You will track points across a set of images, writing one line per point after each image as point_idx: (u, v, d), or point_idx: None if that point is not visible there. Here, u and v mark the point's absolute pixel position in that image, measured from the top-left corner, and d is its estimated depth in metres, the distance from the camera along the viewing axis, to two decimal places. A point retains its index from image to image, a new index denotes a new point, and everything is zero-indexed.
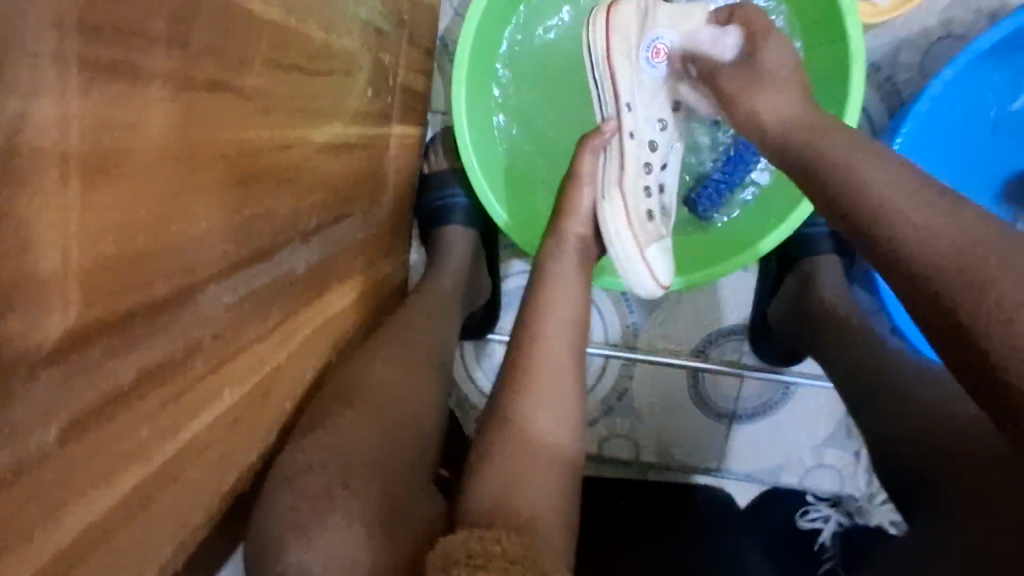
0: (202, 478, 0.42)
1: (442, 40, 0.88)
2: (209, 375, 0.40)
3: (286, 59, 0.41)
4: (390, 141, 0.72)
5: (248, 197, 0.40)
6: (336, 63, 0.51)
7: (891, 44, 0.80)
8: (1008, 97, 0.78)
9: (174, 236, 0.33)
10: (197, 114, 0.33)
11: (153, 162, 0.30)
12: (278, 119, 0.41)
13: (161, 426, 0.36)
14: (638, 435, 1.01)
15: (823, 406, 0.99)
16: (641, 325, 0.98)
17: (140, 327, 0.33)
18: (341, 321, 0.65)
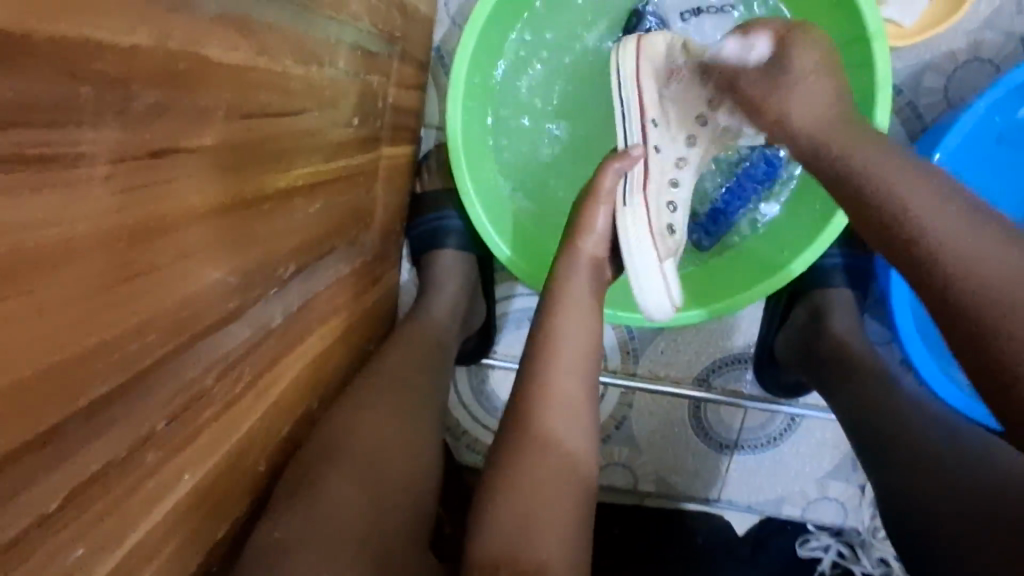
0: (159, 572, 0.38)
1: (437, 51, 0.83)
2: (168, 461, 0.36)
3: (257, 103, 0.37)
4: (379, 164, 0.67)
5: (208, 263, 0.35)
6: (318, 96, 0.46)
7: (915, 68, 0.79)
8: (1014, 106, 0.72)
9: (117, 327, 0.29)
10: (137, 189, 0.28)
11: (83, 252, 0.25)
12: (241, 172, 0.37)
13: (104, 535, 0.32)
14: (635, 465, 0.96)
15: (829, 438, 0.93)
16: (641, 352, 0.93)
17: (72, 438, 0.28)
18: (325, 365, 0.60)
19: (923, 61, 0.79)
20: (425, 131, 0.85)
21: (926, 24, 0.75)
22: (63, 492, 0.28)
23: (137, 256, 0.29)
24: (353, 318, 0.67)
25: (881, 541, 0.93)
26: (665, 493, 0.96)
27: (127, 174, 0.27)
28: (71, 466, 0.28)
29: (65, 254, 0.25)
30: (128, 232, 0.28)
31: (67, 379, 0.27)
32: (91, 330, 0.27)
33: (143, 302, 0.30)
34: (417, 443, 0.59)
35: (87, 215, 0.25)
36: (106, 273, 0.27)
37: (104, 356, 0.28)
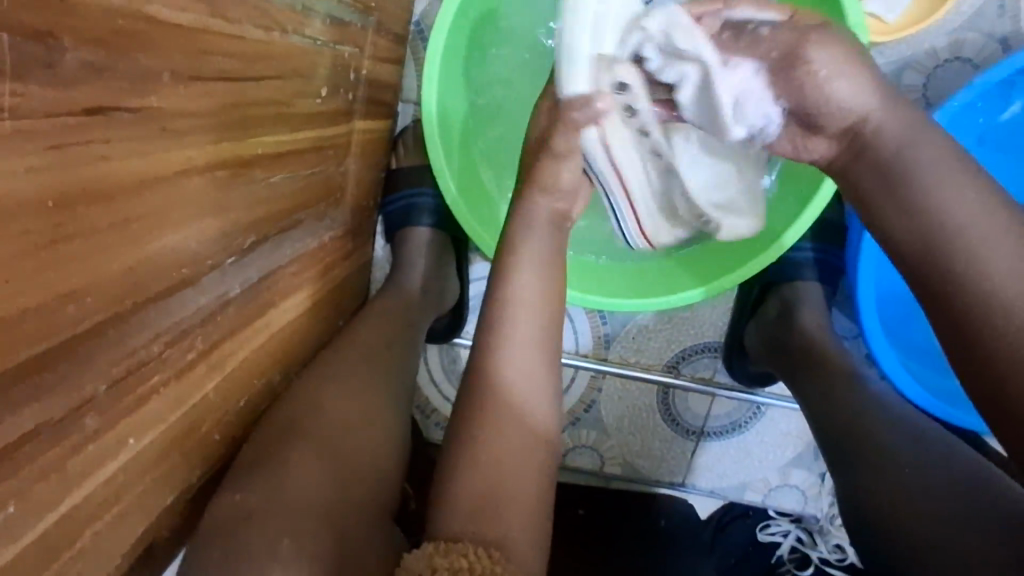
0: (97, 539, 0.38)
1: (417, 25, 0.82)
2: (110, 429, 0.36)
3: (208, 67, 0.36)
4: (351, 139, 0.66)
5: (159, 224, 0.35)
6: (281, 63, 0.45)
7: (897, 65, 0.80)
8: (999, 108, 0.74)
9: (46, 291, 0.28)
10: (72, 153, 0.27)
11: (13, 210, 0.25)
12: (195, 139, 0.36)
13: (39, 497, 0.31)
14: (603, 448, 0.97)
15: (793, 427, 0.94)
16: (612, 337, 0.93)
17: (3, 398, 0.27)
18: (288, 336, 0.59)
19: (905, 59, 0.80)
20: (403, 106, 0.84)
21: (910, 20, 0.76)
22: None
23: (68, 219, 0.28)
24: (321, 292, 0.67)
25: (839, 528, 0.95)
26: (632, 477, 0.97)
27: (54, 133, 0.26)
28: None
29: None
30: (62, 194, 0.27)
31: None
32: (16, 296, 0.26)
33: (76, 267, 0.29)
34: (381, 419, 0.59)
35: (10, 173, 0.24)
36: (29, 236, 0.26)
37: (34, 318, 0.28)
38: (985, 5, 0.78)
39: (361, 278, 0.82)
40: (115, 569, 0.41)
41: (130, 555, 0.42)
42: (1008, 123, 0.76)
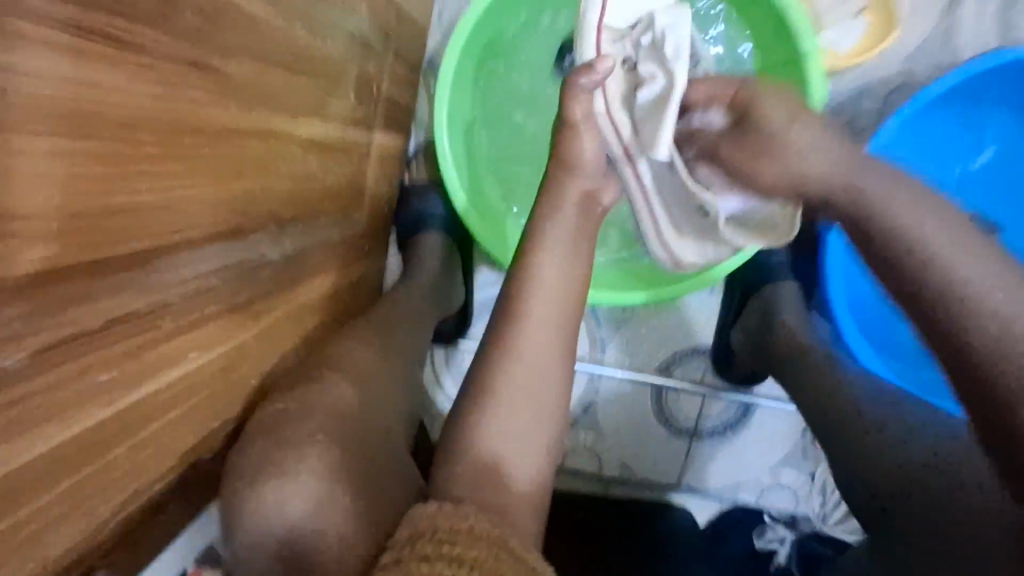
0: (151, 438, 0.44)
1: (429, 61, 0.93)
2: (167, 335, 0.43)
3: (254, 57, 0.45)
4: (371, 149, 0.79)
5: (225, 167, 0.44)
6: (312, 67, 0.54)
7: (856, 91, 0.90)
8: (970, 157, 0.90)
9: (134, 197, 0.36)
10: (174, 88, 0.37)
11: (133, 123, 0.35)
12: (250, 104, 0.46)
13: (117, 375, 0.39)
14: (601, 450, 1.01)
15: (782, 428, 0.98)
16: (607, 341, 1.00)
17: (104, 273, 0.35)
18: (314, 311, 0.67)
19: (862, 86, 0.90)
20: (416, 129, 0.95)
21: (862, 49, 0.86)
22: (87, 319, 0.35)
23: (145, 152, 0.36)
24: (343, 282, 0.75)
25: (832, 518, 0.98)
26: (628, 479, 1.00)
27: (150, 73, 0.35)
28: (93, 303, 0.35)
29: (98, 126, 0.32)
30: (158, 119, 0.36)
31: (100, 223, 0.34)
32: (116, 191, 0.35)
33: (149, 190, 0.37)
34: (397, 387, 0.66)
35: (108, 106, 0.33)
36: (119, 159, 0.34)
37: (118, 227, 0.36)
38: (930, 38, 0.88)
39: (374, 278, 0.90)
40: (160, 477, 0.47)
41: (175, 467, 0.49)
42: (976, 172, 0.90)
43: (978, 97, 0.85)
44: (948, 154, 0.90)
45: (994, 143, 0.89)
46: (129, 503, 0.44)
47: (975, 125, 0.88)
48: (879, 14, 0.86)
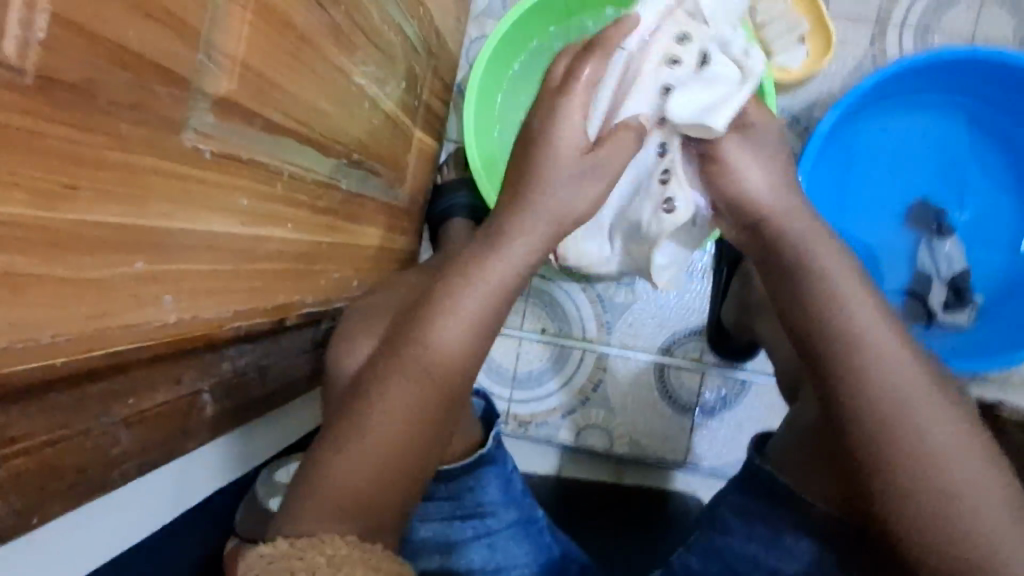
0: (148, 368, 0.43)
1: (458, 86, 1.07)
2: (193, 267, 0.42)
3: (256, 20, 0.43)
4: (412, 139, 0.89)
5: (242, 100, 0.45)
6: (311, 35, 0.52)
7: (807, 103, 1.04)
8: (956, 209, 1.03)
9: (159, 121, 0.37)
10: (195, 12, 0.38)
11: (157, 40, 0.35)
12: (276, 42, 0.47)
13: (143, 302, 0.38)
14: (611, 426, 1.08)
15: (775, 402, 1.06)
16: (614, 324, 1.08)
17: (141, 190, 0.36)
18: (408, 284, 0.70)
19: (812, 100, 1.04)
20: (446, 142, 1.08)
21: (808, 68, 0.99)
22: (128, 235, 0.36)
23: (150, 100, 0.35)
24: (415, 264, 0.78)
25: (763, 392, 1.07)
26: (636, 455, 1.08)
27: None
28: (142, 219, 0.36)
29: (131, 45, 0.33)
30: (177, 43, 0.37)
31: (136, 138, 0.35)
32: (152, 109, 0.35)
33: (154, 141, 0.36)
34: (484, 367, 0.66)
35: (122, 56, 0.32)
36: (138, 83, 0.34)
37: (135, 174, 0.35)
38: (862, 61, 1.03)
39: (407, 263, 0.98)
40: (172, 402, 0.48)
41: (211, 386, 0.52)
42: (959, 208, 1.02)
43: (941, 88, 0.99)
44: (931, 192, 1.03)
45: (964, 133, 1.02)
46: (137, 424, 0.44)
47: (956, 172, 1.02)
48: (817, 39, 1.00)
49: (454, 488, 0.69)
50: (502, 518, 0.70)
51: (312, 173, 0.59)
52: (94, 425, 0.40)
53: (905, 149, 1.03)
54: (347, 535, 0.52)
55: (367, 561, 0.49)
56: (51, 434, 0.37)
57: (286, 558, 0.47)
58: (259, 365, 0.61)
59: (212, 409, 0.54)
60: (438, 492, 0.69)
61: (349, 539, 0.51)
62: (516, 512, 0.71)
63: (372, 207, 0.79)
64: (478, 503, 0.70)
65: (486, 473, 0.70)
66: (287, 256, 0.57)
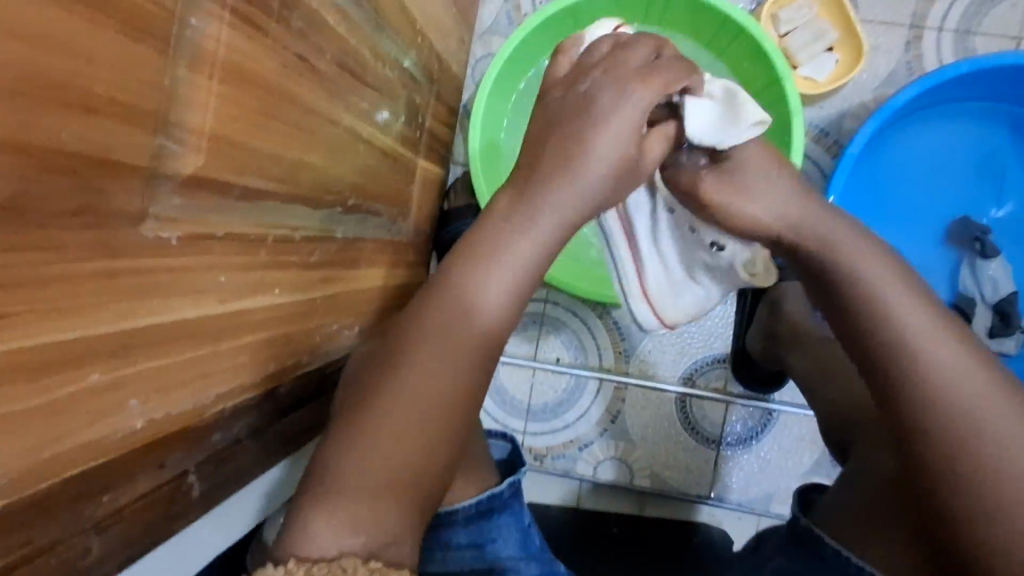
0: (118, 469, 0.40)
1: (464, 107, 1.03)
2: (154, 362, 0.39)
3: (225, 90, 0.40)
4: (415, 169, 0.85)
5: (211, 175, 0.41)
6: (291, 91, 0.48)
7: (835, 115, 0.97)
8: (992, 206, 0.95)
9: (106, 218, 0.33)
10: (146, 94, 0.34)
11: (98, 134, 0.31)
12: (247, 105, 0.43)
13: (95, 411, 0.35)
14: (631, 459, 1.03)
15: (806, 434, 1.01)
16: (632, 352, 1.03)
17: (84, 297, 0.32)
18: None
19: (841, 111, 0.97)
20: (453, 166, 1.04)
21: (836, 78, 0.92)
22: (71, 349, 0.32)
23: (100, 200, 0.32)
24: None
25: (794, 423, 1.01)
26: (659, 488, 1.03)
27: (116, 82, 0.32)
28: (88, 328, 0.33)
29: (61, 146, 0.29)
30: (124, 132, 0.33)
31: (75, 243, 0.31)
32: (93, 209, 0.32)
33: (103, 240, 0.33)
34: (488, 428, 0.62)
35: (50, 160, 0.29)
36: (77, 185, 0.31)
37: (82, 283, 0.32)
38: (897, 68, 0.95)
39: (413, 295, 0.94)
40: (153, 493, 0.45)
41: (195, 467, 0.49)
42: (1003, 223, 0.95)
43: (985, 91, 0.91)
44: (965, 188, 0.96)
45: (1007, 144, 0.94)
46: (110, 524, 0.41)
47: (994, 169, 0.95)
48: (845, 48, 0.93)
49: (475, 535, 0.63)
50: (522, 573, 0.64)
51: (301, 230, 0.56)
52: (63, 536, 0.37)
53: (942, 161, 0.96)
54: (374, 559, 0.47)
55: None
56: (17, 556, 0.34)
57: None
58: (255, 432, 0.57)
59: (199, 488, 0.50)
60: (458, 537, 0.63)
61: (372, 569, 0.46)
62: (536, 566, 0.65)
63: (374, 247, 0.75)
64: (499, 555, 0.64)
65: (503, 522, 0.65)
66: (274, 321, 0.53)
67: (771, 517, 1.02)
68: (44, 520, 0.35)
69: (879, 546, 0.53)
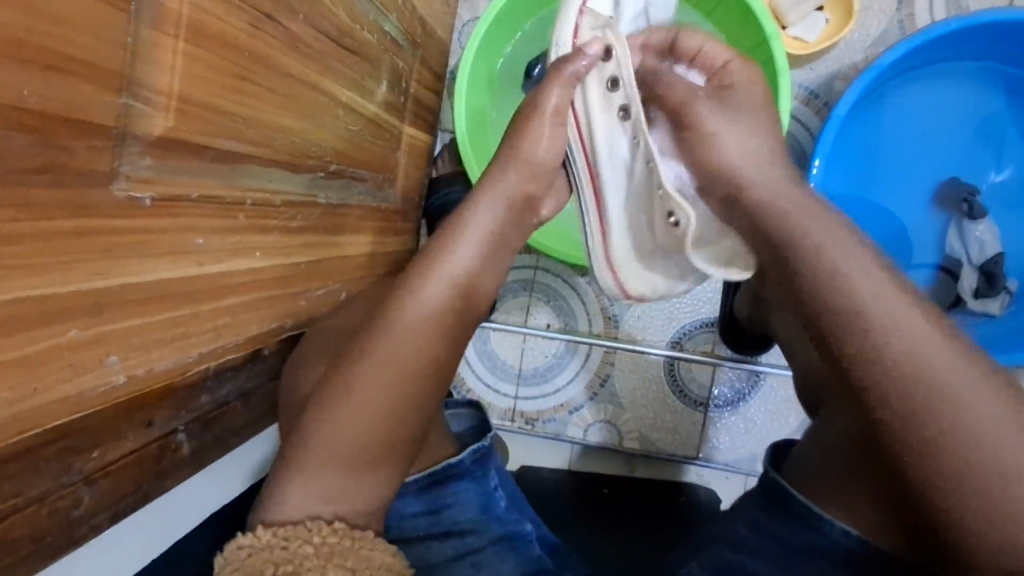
0: (105, 426, 0.42)
1: (451, 73, 1.02)
2: (133, 320, 0.40)
3: (196, 51, 0.40)
4: (401, 135, 0.85)
5: (188, 133, 0.41)
6: (263, 52, 0.48)
7: (825, 77, 0.96)
8: (988, 174, 0.95)
9: (78, 178, 0.34)
10: (114, 56, 0.34)
11: (66, 95, 0.32)
12: (218, 67, 0.43)
13: (76, 367, 0.36)
14: (620, 421, 1.05)
15: (791, 395, 1.02)
16: (621, 317, 1.04)
17: (60, 257, 0.34)
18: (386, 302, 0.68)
19: (831, 72, 0.96)
20: (441, 133, 1.04)
21: (827, 37, 0.91)
22: (51, 305, 0.33)
23: (67, 158, 0.33)
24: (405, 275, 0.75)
25: (780, 383, 1.02)
26: (647, 450, 1.05)
27: (83, 43, 0.32)
28: (64, 285, 0.34)
29: (30, 107, 0.30)
30: (94, 93, 0.34)
31: (48, 203, 0.32)
32: (63, 169, 0.33)
33: (78, 199, 0.34)
34: None
35: (20, 118, 0.30)
36: (47, 145, 0.31)
37: (58, 239, 0.33)
38: (888, 28, 0.94)
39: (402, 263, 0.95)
40: (143, 447, 0.46)
41: (184, 423, 0.51)
42: (997, 189, 0.94)
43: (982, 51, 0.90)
44: (961, 153, 0.95)
45: (1004, 105, 0.93)
46: (105, 474, 0.43)
47: (991, 134, 0.94)
48: (837, 6, 0.92)
49: (433, 499, 0.61)
50: (485, 535, 0.62)
51: (282, 194, 0.56)
52: (53, 490, 0.39)
53: (937, 123, 0.95)
54: (338, 521, 0.49)
55: (361, 550, 0.46)
56: (8, 504, 0.36)
57: (268, 550, 0.45)
58: (242, 394, 0.58)
59: (189, 446, 0.52)
60: (410, 507, 0.60)
61: (338, 526, 0.48)
62: (500, 528, 0.63)
63: (359, 215, 0.76)
64: (458, 519, 0.62)
65: (464, 486, 0.63)
66: (258, 284, 0.54)
67: (756, 477, 1.04)
68: (34, 471, 0.37)
69: (839, 498, 0.52)
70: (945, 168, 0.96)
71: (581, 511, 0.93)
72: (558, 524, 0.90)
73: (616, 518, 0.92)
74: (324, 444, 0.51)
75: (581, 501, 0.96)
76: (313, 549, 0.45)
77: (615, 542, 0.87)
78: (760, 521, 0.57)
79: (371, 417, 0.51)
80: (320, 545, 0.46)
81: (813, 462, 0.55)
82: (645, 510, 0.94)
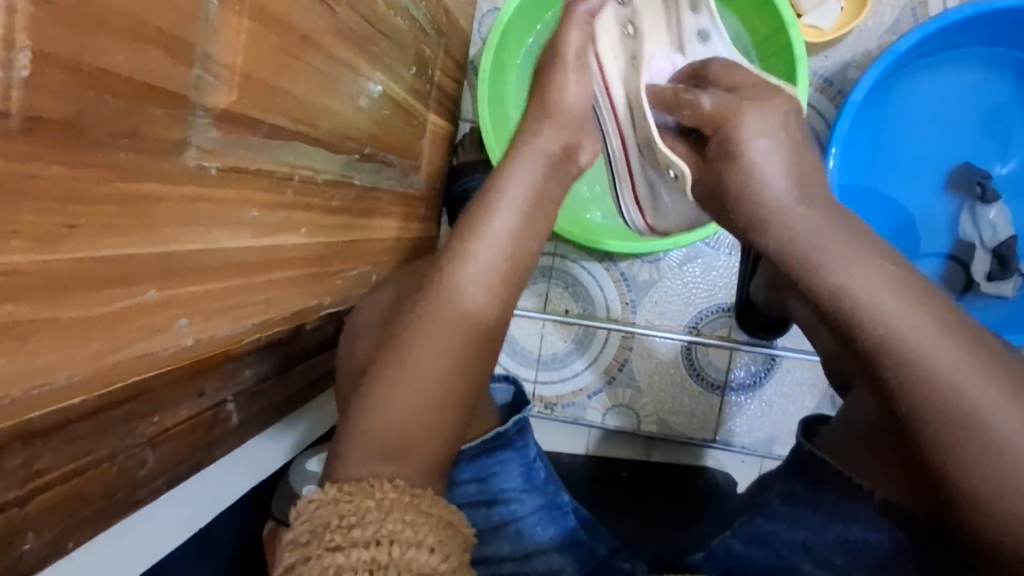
0: (166, 390, 0.43)
1: (471, 64, 1.04)
2: (195, 286, 0.42)
3: (254, 28, 0.42)
4: (425, 123, 0.87)
5: (247, 108, 0.43)
6: (311, 33, 0.50)
7: (840, 64, 0.98)
8: (998, 162, 0.96)
9: (154, 146, 0.35)
10: (188, 32, 0.36)
11: (148, 67, 0.34)
12: (273, 47, 0.45)
13: (142, 330, 0.38)
14: (638, 404, 1.07)
15: (808, 377, 1.04)
16: (638, 303, 1.06)
17: (136, 221, 0.35)
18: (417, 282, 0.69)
19: (846, 60, 0.97)
20: (461, 122, 1.05)
21: (842, 25, 0.93)
22: (127, 266, 0.35)
23: (146, 126, 0.34)
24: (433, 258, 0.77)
25: (798, 366, 1.04)
26: (665, 433, 1.07)
27: (163, 18, 0.34)
28: (138, 248, 0.36)
29: (118, 76, 0.32)
30: (170, 67, 0.35)
31: (129, 168, 0.34)
32: (142, 138, 0.34)
33: (154, 166, 0.36)
34: None
35: (110, 87, 0.31)
36: (131, 113, 0.33)
37: (135, 204, 0.35)
38: (901, 16, 0.96)
39: (424, 250, 0.97)
40: (198, 414, 0.48)
41: (233, 394, 0.52)
42: (1008, 176, 0.96)
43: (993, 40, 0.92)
44: (971, 141, 0.97)
45: (1014, 94, 0.95)
46: (165, 438, 0.45)
47: (1001, 123, 0.96)
48: None
49: (480, 469, 0.63)
50: (526, 503, 0.65)
51: (323, 174, 0.58)
52: (119, 450, 0.40)
53: (948, 111, 0.97)
54: (398, 477, 0.51)
55: (418, 506, 0.49)
56: (85, 461, 0.38)
57: (335, 504, 0.48)
58: (283, 369, 0.60)
59: (236, 418, 0.54)
60: (461, 474, 0.63)
61: (398, 482, 0.50)
62: (539, 497, 0.65)
63: (388, 199, 0.77)
64: (502, 488, 0.64)
65: (508, 458, 0.64)
66: (303, 260, 0.56)
67: (772, 459, 1.06)
68: (106, 429, 0.39)
69: (865, 463, 0.53)
70: (956, 156, 0.97)
71: (604, 485, 0.98)
72: (583, 499, 0.95)
73: (641, 503, 0.94)
74: (370, 413, 0.53)
75: (605, 475, 1.00)
76: (372, 505, 0.47)
77: (637, 524, 0.90)
78: (786, 488, 0.58)
79: (416, 385, 0.53)
80: (377, 502, 0.48)
81: (841, 430, 0.57)
82: (665, 492, 0.96)
